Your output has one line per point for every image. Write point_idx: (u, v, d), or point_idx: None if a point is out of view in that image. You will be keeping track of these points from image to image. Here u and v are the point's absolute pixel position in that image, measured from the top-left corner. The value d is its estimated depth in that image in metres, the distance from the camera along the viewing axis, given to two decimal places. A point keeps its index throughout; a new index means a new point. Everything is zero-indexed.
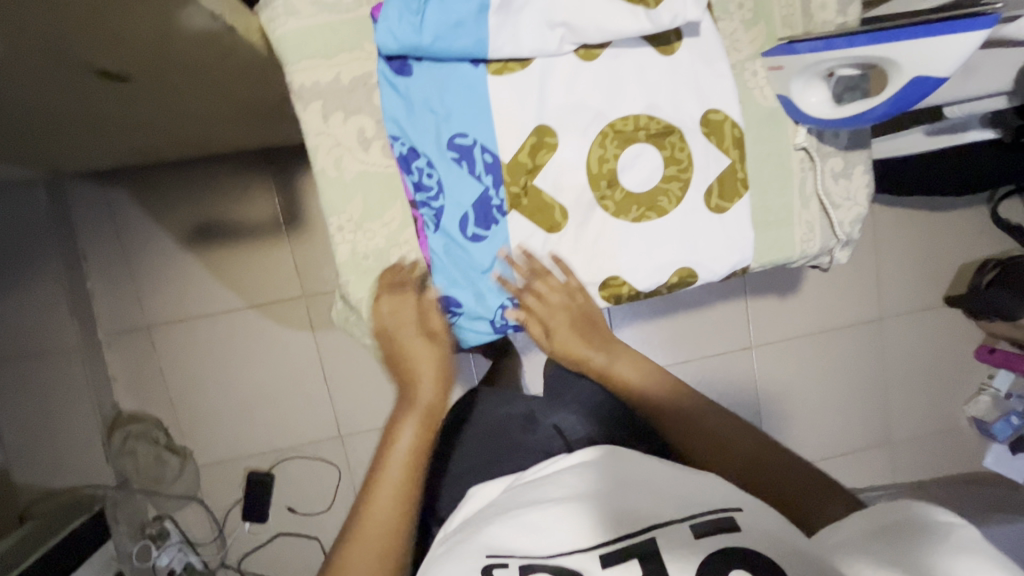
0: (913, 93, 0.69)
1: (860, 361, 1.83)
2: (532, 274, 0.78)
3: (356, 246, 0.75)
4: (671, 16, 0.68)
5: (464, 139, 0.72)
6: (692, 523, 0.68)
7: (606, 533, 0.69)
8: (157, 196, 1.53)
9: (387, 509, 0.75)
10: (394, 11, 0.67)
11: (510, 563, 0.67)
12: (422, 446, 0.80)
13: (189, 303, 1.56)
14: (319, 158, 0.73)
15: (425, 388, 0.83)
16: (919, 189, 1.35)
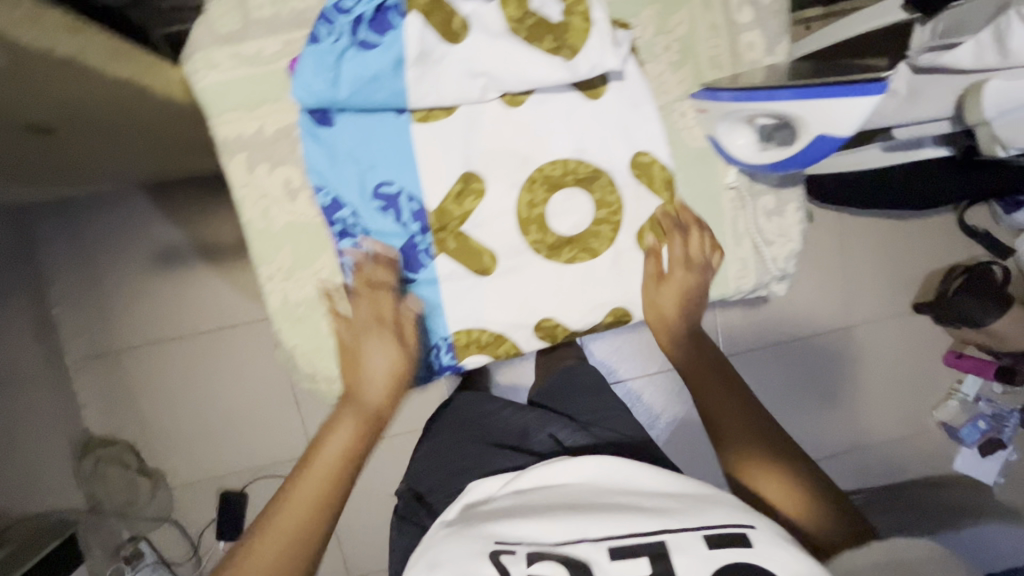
0: (821, 147, 0.75)
1: (831, 367, 1.84)
2: (685, 224, 0.91)
3: (287, 295, 0.85)
4: (588, 66, 0.80)
5: (389, 188, 0.83)
6: (705, 533, 0.68)
7: (628, 529, 0.70)
8: (122, 219, 1.53)
9: (296, 520, 0.70)
10: (308, 68, 0.75)
11: (517, 550, 0.70)
12: (354, 458, 0.76)
13: (158, 326, 1.56)
14: (246, 210, 0.82)
15: (371, 392, 0.81)
16: (874, 202, 1.38)
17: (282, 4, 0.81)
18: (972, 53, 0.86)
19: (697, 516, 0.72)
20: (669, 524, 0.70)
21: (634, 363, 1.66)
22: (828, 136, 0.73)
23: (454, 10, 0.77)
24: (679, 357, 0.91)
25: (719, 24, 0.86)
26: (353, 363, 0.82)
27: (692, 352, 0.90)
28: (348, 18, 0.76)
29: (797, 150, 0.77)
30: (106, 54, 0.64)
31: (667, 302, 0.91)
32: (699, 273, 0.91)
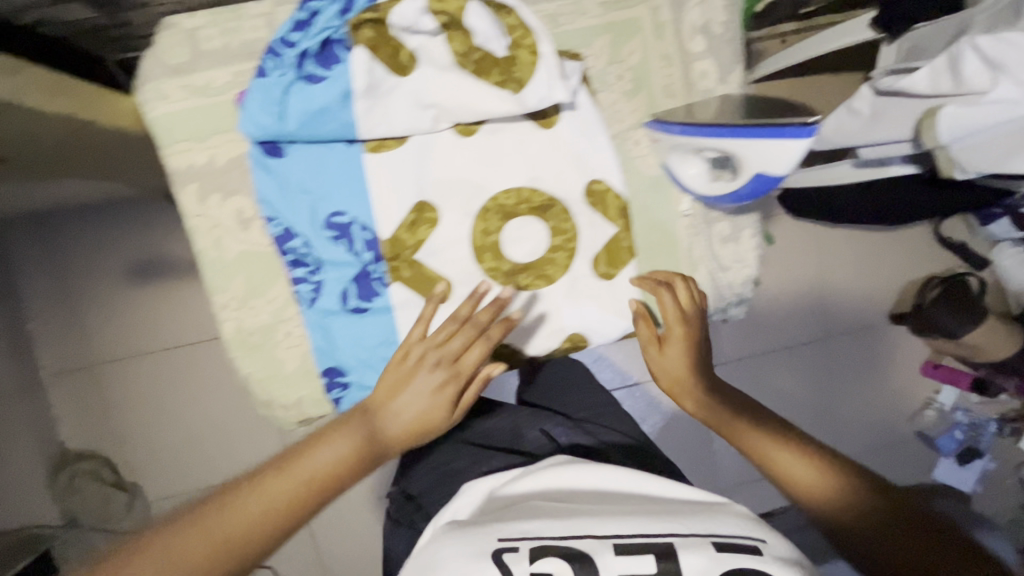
0: (760, 184, 0.76)
1: (812, 377, 1.83)
2: (664, 281, 0.89)
3: (242, 323, 0.81)
4: (536, 98, 0.79)
5: (341, 218, 0.81)
6: (715, 539, 0.61)
7: (629, 527, 0.63)
8: (97, 233, 1.52)
9: (260, 503, 0.65)
10: (255, 102, 0.75)
11: (521, 546, 0.62)
12: (337, 478, 0.70)
13: (135, 339, 1.55)
14: (199, 239, 0.80)
15: (388, 421, 0.75)
16: (849, 214, 1.40)
17: (232, 34, 0.80)
18: (928, 78, 0.87)
19: (704, 520, 0.65)
20: (679, 528, 0.63)
21: (620, 368, 1.59)
22: (764, 174, 0.73)
23: (402, 41, 0.77)
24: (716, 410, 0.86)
25: (671, 54, 0.87)
26: (396, 387, 0.78)
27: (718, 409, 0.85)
28: (295, 50, 0.76)
29: (736, 184, 0.78)
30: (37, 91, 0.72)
31: (670, 362, 0.88)
32: (694, 326, 0.87)
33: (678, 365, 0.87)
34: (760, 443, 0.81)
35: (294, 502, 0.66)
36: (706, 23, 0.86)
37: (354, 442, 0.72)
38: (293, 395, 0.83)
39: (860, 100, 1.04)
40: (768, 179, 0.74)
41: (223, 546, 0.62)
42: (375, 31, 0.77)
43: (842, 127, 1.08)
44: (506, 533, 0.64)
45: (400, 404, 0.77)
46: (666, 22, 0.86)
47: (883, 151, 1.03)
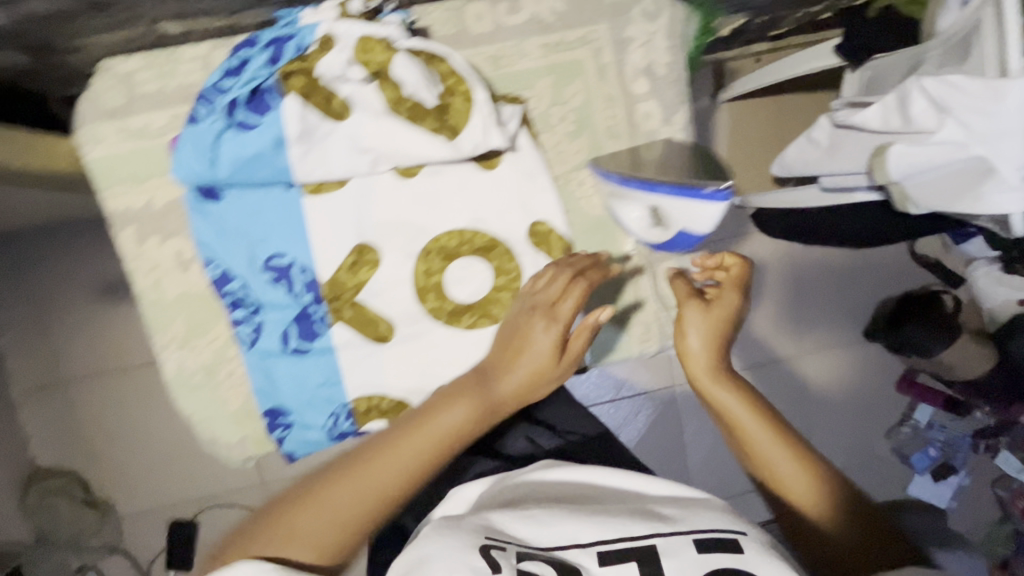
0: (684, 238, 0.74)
1: (788, 393, 1.81)
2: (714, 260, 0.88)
3: (183, 363, 0.76)
4: (471, 144, 0.68)
5: (280, 260, 0.72)
6: (696, 538, 0.60)
7: (611, 531, 0.61)
8: (59, 250, 1.50)
9: (383, 477, 0.60)
10: (187, 148, 0.66)
11: (510, 547, 0.59)
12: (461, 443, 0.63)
13: (107, 356, 1.53)
14: (138, 281, 0.73)
15: (507, 381, 0.67)
16: (821, 239, 1.38)
17: (168, 77, 0.71)
18: (879, 116, 0.87)
19: (687, 520, 0.63)
20: (659, 529, 0.61)
21: (594, 382, 1.56)
22: (689, 231, 0.71)
23: (334, 88, 0.67)
24: (731, 405, 0.78)
25: (615, 95, 0.77)
26: (512, 342, 0.69)
27: (736, 396, 0.78)
28: (225, 97, 0.66)
29: (660, 237, 0.75)
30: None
31: (693, 338, 0.81)
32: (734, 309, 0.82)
33: (708, 344, 0.80)
34: (762, 442, 0.75)
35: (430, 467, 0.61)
36: (650, 65, 0.77)
37: (476, 401, 0.64)
38: (236, 433, 0.78)
39: (819, 131, 1.03)
40: (689, 235, 0.73)
41: (353, 524, 0.58)
42: (308, 78, 0.66)
43: (804, 157, 1.07)
44: (499, 533, 0.61)
45: (518, 360, 0.69)
46: (608, 64, 0.76)
47: (842, 183, 0.99)
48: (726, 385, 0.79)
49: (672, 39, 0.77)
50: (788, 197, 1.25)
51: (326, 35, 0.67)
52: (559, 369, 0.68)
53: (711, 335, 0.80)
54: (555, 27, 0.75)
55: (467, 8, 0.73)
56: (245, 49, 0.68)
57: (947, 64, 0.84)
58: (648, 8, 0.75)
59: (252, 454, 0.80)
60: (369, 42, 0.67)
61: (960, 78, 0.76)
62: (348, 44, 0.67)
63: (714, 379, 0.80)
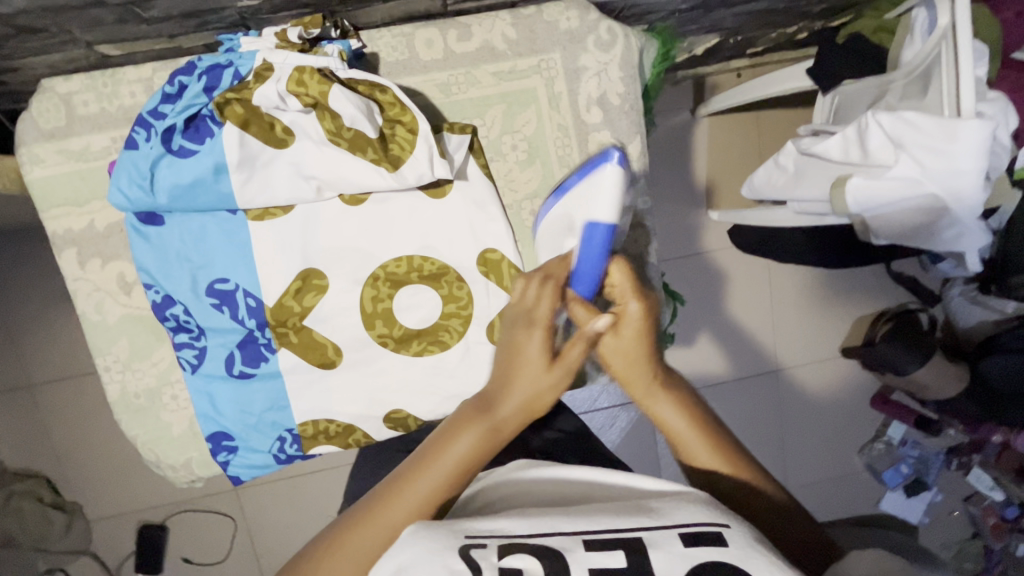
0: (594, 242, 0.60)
1: (767, 410, 1.77)
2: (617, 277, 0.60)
3: (126, 386, 0.75)
4: (416, 175, 0.67)
5: (224, 285, 0.72)
6: (683, 530, 0.44)
7: (590, 517, 0.46)
8: (14, 255, 1.37)
9: (398, 518, 0.49)
10: (121, 173, 0.63)
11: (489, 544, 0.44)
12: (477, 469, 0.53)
13: (71, 359, 1.43)
14: (79, 303, 0.72)
15: (512, 403, 0.55)
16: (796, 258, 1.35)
17: (110, 99, 0.68)
18: (840, 146, 0.86)
19: (671, 507, 0.48)
20: (645, 521, 0.45)
21: (567, 396, 1.53)
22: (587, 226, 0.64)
23: (276, 116, 0.66)
24: (669, 419, 0.59)
25: (568, 125, 0.75)
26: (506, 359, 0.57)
27: (678, 407, 0.59)
28: (163, 124, 0.64)
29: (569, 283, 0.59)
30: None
31: (616, 348, 0.58)
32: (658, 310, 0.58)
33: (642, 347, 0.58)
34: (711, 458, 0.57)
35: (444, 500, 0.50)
36: (603, 95, 0.75)
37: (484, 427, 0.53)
38: (181, 456, 0.77)
39: (786, 156, 1.02)
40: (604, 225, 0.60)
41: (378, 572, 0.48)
42: (246, 107, 0.64)
43: (770, 181, 1.06)
44: (473, 530, 0.46)
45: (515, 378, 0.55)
46: (560, 93, 0.74)
47: (812, 207, 0.98)
48: (664, 392, 0.59)
49: (627, 70, 0.74)
50: (763, 216, 1.22)
51: (263, 63, 0.64)
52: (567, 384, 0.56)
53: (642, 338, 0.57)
54: (507, 55, 0.73)
55: (416, 33, 0.71)
56: (183, 74, 0.64)
57: (908, 97, 0.83)
58: (603, 37, 0.73)
59: (199, 475, 0.79)
60: (304, 72, 0.63)
61: (917, 116, 0.74)
62: (282, 75, 0.64)
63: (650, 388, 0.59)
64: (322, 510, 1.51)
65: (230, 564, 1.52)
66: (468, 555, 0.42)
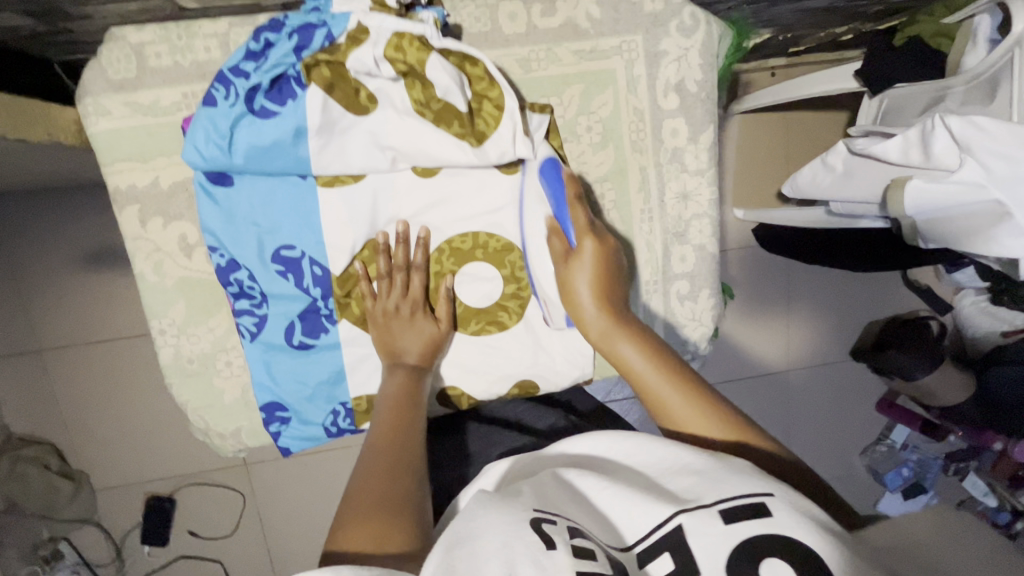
0: (555, 183, 0.67)
1: (786, 408, 1.75)
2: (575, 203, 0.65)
3: (180, 350, 0.74)
4: (498, 153, 0.66)
5: (290, 252, 0.70)
6: (722, 507, 0.42)
7: (639, 505, 0.44)
8: (28, 211, 1.25)
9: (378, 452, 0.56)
10: (199, 130, 0.62)
11: (559, 520, 0.42)
12: (410, 395, 0.65)
13: (88, 325, 1.30)
14: (137, 263, 0.70)
15: (408, 351, 0.71)
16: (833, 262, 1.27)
17: (184, 53, 0.65)
18: (899, 148, 0.86)
19: (707, 480, 0.45)
20: (681, 505, 0.43)
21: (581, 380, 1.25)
22: (547, 175, 0.68)
23: (362, 82, 0.65)
24: (629, 357, 0.59)
25: (643, 109, 0.75)
26: (386, 338, 0.72)
27: (636, 343, 0.59)
28: (245, 82, 0.62)
29: (552, 214, 0.67)
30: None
31: (582, 283, 0.63)
32: (610, 242, 0.65)
33: (596, 288, 0.63)
34: (669, 391, 0.56)
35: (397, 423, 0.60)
36: (681, 81, 0.74)
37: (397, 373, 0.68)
38: (232, 424, 0.77)
39: (835, 156, 1.00)
40: (551, 162, 0.68)
41: (389, 489, 0.51)
42: (334, 70, 0.63)
43: (815, 181, 1.07)
44: (539, 503, 0.44)
45: (400, 338, 0.71)
46: (639, 76, 0.73)
47: (856, 209, 1.01)
48: (622, 332, 0.60)
49: (706, 57, 0.74)
50: (797, 219, 1.25)
51: (359, 25, 0.62)
52: (445, 326, 0.74)
53: (600, 273, 0.63)
54: (589, 33, 0.72)
55: (500, 4, 0.69)
56: (268, 31, 0.62)
57: (969, 102, 0.84)
58: (686, 22, 0.72)
59: (246, 445, 0.79)
60: (404, 38, 0.62)
61: (988, 121, 0.75)
62: (379, 39, 0.62)
63: (609, 329, 0.61)
64: (334, 489, 1.42)
65: (240, 539, 1.42)
66: (539, 529, 0.40)
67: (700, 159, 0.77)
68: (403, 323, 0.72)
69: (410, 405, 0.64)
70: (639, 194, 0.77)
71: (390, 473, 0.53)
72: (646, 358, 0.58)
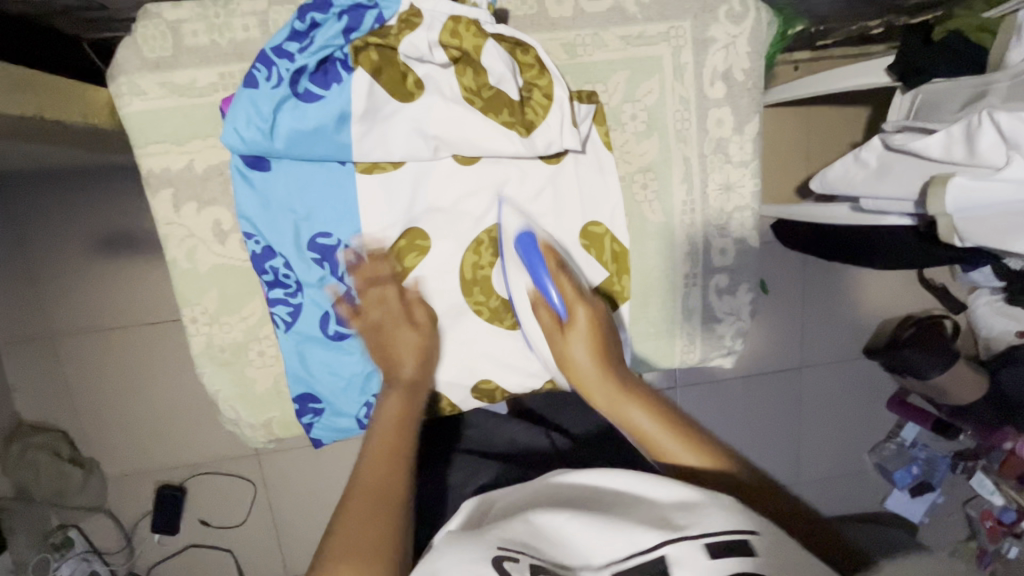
0: (532, 255, 0.66)
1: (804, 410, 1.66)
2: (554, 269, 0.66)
3: (212, 338, 0.72)
4: (545, 144, 0.65)
5: (327, 239, 0.69)
6: (707, 539, 0.42)
7: (613, 538, 0.44)
8: (40, 196, 1.23)
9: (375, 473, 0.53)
10: (241, 112, 0.60)
11: (523, 556, 0.42)
12: (412, 415, 0.62)
13: (97, 312, 1.27)
14: (170, 248, 0.68)
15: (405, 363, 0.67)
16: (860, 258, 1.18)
17: (221, 31, 0.63)
18: (941, 144, 0.85)
19: (693, 513, 0.45)
20: (668, 533, 0.43)
21: None
22: (526, 231, 0.68)
23: (410, 67, 0.63)
24: (644, 423, 0.59)
25: (689, 98, 0.73)
26: (377, 347, 0.68)
27: (646, 407, 0.59)
28: (289, 64, 0.60)
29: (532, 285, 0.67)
30: (8, 88, 0.54)
31: (581, 355, 0.64)
32: (598, 307, 0.66)
33: (594, 358, 0.63)
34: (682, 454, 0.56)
35: (396, 439, 0.57)
36: (728, 69, 0.72)
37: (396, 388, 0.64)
38: (263, 414, 0.76)
39: (869, 151, 1.00)
40: (525, 233, 0.68)
41: (380, 523, 0.49)
42: (382, 55, 0.62)
43: (846, 176, 1.03)
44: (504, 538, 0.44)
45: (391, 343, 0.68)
46: (685, 64, 0.72)
47: (886, 206, 0.97)
48: (634, 400, 0.60)
49: (754, 45, 0.72)
50: (814, 213, 1.15)
51: (411, 10, 0.62)
52: (433, 334, 0.70)
53: (596, 340, 0.64)
54: (637, 19, 0.70)
55: None
56: (315, 11, 0.61)
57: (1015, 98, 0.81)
58: (735, 8, 0.70)
59: (277, 435, 0.77)
60: (460, 23, 0.62)
61: None
62: (434, 24, 0.62)
63: (619, 396, 0.61)
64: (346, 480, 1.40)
65: (251, 528, 1.40)
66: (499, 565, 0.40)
67: (745, 150, 0.75)
68: (391, 331, 0.69)
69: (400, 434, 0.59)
70: (682, 185, 0.75)
71: (371, 524, 0.48)
72: (654, 424, 0.58)
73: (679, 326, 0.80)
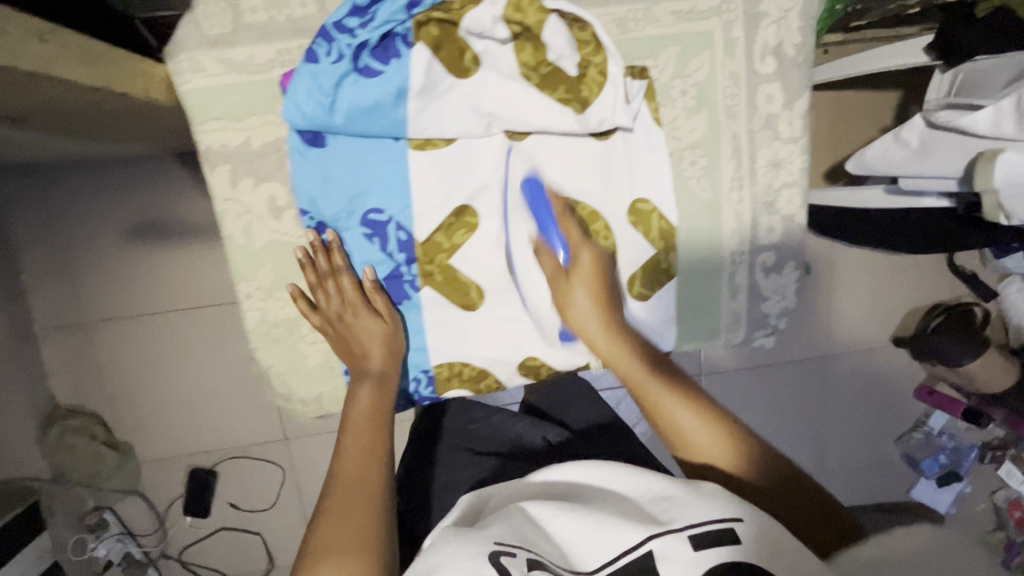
0: (540, 203, 0.71)
1: (838, 401, 1.62)
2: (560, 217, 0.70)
3: (265, 314, 0.73)
4: (598, 119, 0.66)
5: (378, 215, 0.71)
6: (691, 532, 0.45)
7: (602, 535, 0.47)
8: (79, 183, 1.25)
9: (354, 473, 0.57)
10: (302, 87, 0.61)
11: (518, 552, 0.45)
12: (384, 408, 0.65)
13: (133, 296, 1.29)
14: (226, 225, 0.70)
15: (371, 356, 0.69)
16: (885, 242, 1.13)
17: (279, 8, 0.65)
18: (990, 119, 0.82)
19: (677, 505, 0.48)
20: (654, 528, 0.46)
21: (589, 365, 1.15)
22: (533, 177, 0.71)
23: (469, 42, 0.63)
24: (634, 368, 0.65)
25: (739, 74, 0.73)
26: (343, 340, 0.70)
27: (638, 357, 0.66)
28: (350, 39, 0.61)
29: (536, 232, 0.72)
30: (82, 63, 0.55)
31: (581, 299, 0.69)
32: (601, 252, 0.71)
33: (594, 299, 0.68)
34: (667, 397, 0.62)
35: (373, 439, 0.61)
36: (780, 45, 0.72)
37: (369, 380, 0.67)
38: (314, 390, 0.77)
39: (909, 131, 0.96)
40: (535, 182, 0.71)
41: (363, 522, 0.52)
42: (441, 29, 0.62)
43: (886, 156, 1.01)
44: (497, 535, 0.48)
45: (356, 332, 0.70)
46: (737, 39, 0.71)
47: (926, 185, 0.96)
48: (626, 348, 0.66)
49: (807, 20, 0.71)
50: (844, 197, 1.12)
51: None
52: (395, 322, 0.72)
53: (597, 286, 0.69)
54: None
55: None
56: None
57: None
58: None
59: (326, 411, 0.78)
60: None
61: None
62: None
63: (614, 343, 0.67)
64: None
65: (280, 512, 1.42)
66: (495, 562, 0.44)
67: (794, 126, 0.75)
68: (355, 324, 0.70)
69: (376, 430, 0.62)
70: (731, 162, 0.75)
71: (351, 522, 0.52)
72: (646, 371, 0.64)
73: (724, 303, 0.80)
